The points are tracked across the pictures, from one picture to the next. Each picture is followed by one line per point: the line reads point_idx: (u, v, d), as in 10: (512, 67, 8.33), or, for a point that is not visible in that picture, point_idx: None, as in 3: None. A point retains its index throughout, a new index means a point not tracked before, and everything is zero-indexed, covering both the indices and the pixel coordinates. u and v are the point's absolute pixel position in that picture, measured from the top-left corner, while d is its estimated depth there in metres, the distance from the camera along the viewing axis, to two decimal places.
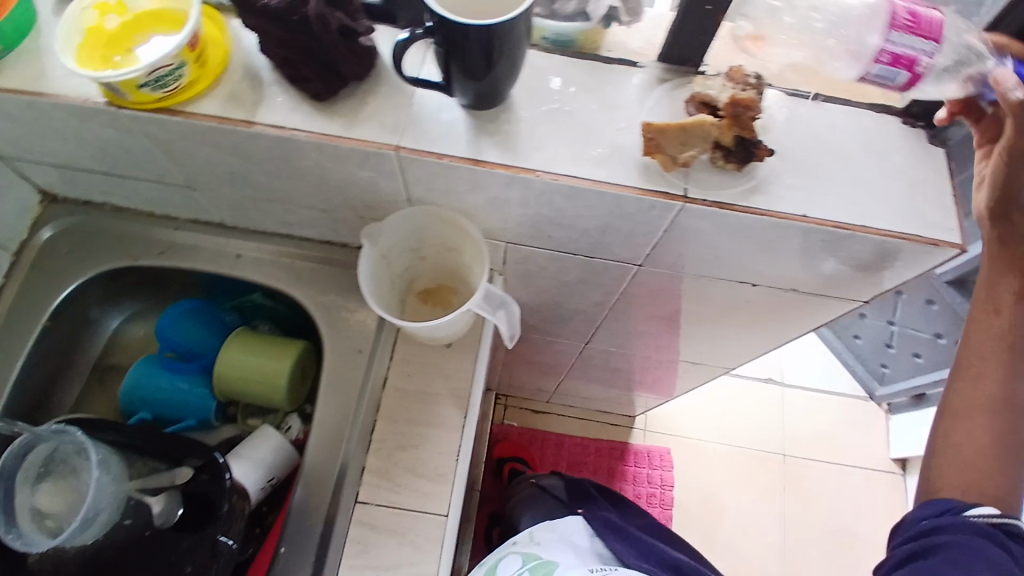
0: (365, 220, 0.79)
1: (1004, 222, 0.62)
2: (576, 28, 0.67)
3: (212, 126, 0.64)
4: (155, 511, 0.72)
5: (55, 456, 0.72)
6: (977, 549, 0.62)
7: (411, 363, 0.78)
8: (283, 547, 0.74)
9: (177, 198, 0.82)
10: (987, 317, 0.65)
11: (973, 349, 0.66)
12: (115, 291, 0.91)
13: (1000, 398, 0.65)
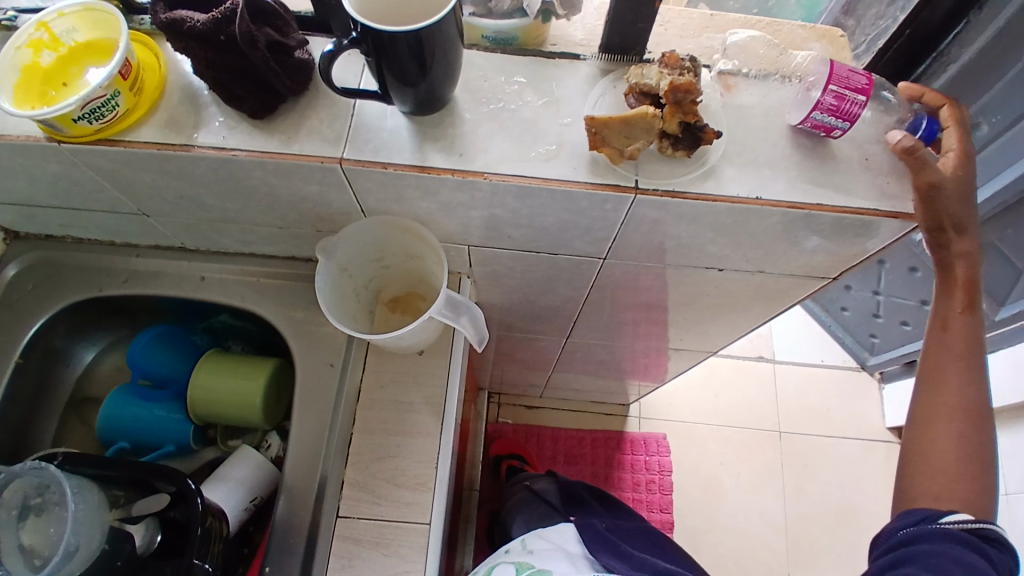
0: (324, 234, 0.78)
1: (942, 251, 0.66)
2: (514, 25, 0.67)
3: (155, 153, 0.64)
4: (136, 540, 0.72)
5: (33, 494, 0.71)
6: (959, 558, 0.61)
7: (385, 373, 0.77)
8: (267, 566, 0.72)
9: (135, 225, 0.82)
10: (939, 333, 0.69)
11: (931, 363, 0.69)
12: (84, 322, 0.91)
13: (962, 404, 0.67)
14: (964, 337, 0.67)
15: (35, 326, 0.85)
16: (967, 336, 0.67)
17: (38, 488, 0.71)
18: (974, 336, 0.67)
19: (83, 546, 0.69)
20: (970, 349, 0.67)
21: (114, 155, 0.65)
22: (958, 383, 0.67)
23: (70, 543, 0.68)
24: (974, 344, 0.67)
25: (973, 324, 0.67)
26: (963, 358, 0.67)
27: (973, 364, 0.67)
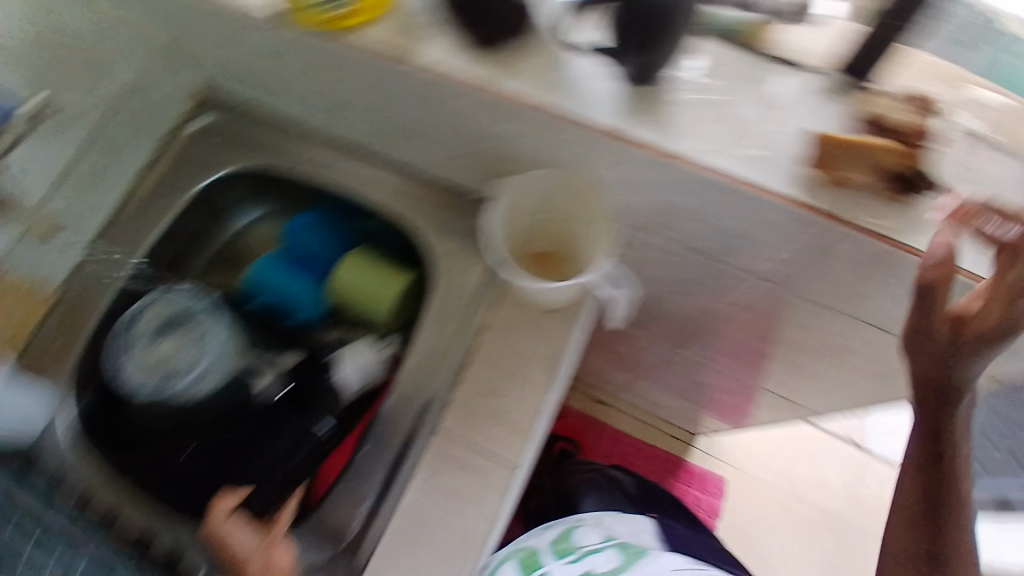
0: (494, 172, 0.80)
1: (933, 408, 0.66)
2: (743, 16, 0.66)
3: (377, 59, 0.67)
4: (257, 389, 0.80)
5: (179, 321, 0.82)
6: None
7: (511, 318, 0.79)
8: (366, 444, 0.76)
9: (320, 116, 0.85)
10: (947, 472, 0.69)
11: (930, 496, 0.70)
12: (258, 186, 0.91)
13: (962, 519, 0.70)
14: (956, 462, 0.69)
15: (210, 176, 0.85)
16: (960, 463, 0.69)
17: (185, 318, 0.83)
18: (961, 455, 0.69)
19: (198, 388, 0.80)
20: (953, 469, 0.69)
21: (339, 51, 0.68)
22: (959, 506, 0.70)
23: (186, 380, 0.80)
24: (963, 464, 0.70)
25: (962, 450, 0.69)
26: (961, 486, 0.69)
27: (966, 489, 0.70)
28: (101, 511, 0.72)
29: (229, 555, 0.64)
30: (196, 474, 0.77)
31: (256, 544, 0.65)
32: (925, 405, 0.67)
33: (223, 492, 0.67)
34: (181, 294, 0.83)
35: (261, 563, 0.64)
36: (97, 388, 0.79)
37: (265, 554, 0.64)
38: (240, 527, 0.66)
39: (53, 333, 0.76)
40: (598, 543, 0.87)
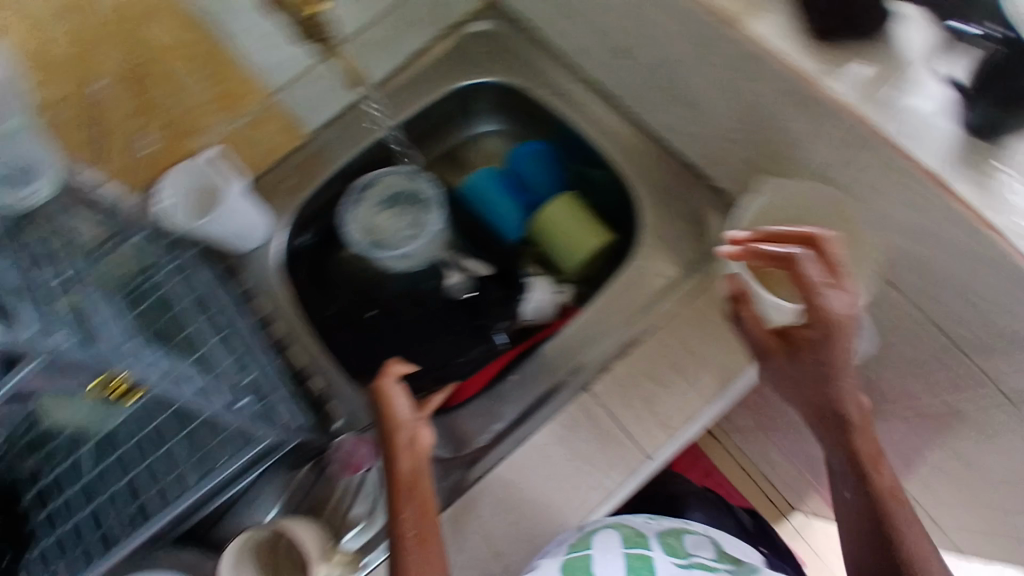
0: (750, 173, 0.73)
1: (836, 432, 0.63)
2: None
3: (705, 19, 0.59)
4: (454, 282, 0.86)
5: (404, 196, 0.86)
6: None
7: (700, 319, 0.76)
8: (512, 374, 0.79)
9: (592, 55, 0.80)
10: (875, 508, 0.63)
11: (862, 541, 0.64)
12: (503, 103, 0.91)
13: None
14: (889, 497, 0.63)
15: (469, 81, 0.87)
16: (894, 487, 0.63)
17: (410, 195, 0.86)
18: (886, 482, 0.63)
19: (398, 254, 0.84)
20: (894, 510, 0.62)
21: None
22: (885, 549, 0.62)
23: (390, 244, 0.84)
24: (908, 515, 0.63)
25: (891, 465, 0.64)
26: (892, 522, 0.62)
27: (899, 514, 0.63)
28: (276, 336, 0.79)
29: (384, 416, 0.65)
30: (372, 334, 0.84)
31: (409, 414, 0.66)
32: (826, 430, 0.64)
33: (392, 360, 0.67)
34: (413, 172, 0.86)
35: (407, 436, 0.65)
36: (316, 231, 0.87)
37: (414, 429, 0.65)
38: (400, 392, 0.66)
39: (292, 167, 0.85)
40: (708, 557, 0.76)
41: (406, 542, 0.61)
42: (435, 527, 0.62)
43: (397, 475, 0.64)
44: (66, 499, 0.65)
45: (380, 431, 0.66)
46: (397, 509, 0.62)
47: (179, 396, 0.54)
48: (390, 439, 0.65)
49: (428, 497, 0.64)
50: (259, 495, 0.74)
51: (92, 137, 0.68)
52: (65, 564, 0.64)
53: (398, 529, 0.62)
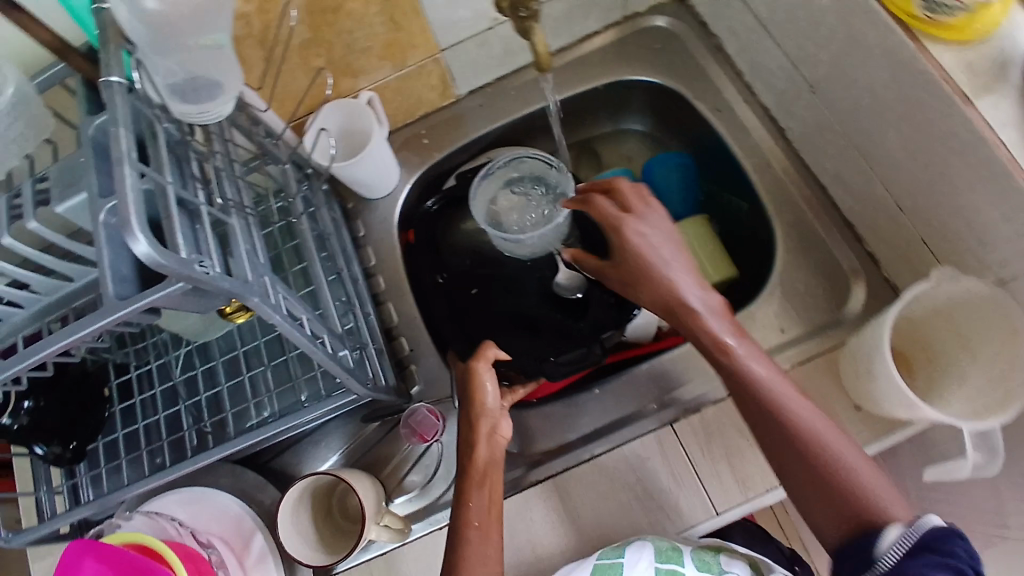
0: (911, 250, 0.68)
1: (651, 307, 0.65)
2: None
3: (933, 78, 0.55)
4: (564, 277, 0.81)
5: (531, 178, 0.82)
6: (937, 559, 0.46)
7: (810, 386, 0.71)
8: (596, 389, 0.79)
9: (773, 82, 0.76)
10: (781, 437, 0.56)
11: (804, 497, 0.55)
12: (658, 107, 0.87)
13: (868, 537, 0.50)
14: (777, 412, 0.56)
15: (631, 77, 0.84)
16: (792, 409, 0.56)
17: (539, 179, 0.82)
18: (800, 414, 0.56)
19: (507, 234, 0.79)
20: (807, 434, 0.55)
21: (892, 39, 0.57)
22: (822, 499, 0.54)
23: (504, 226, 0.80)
24: (816, 433, 0.55)
25: (782, 377, 0.58)
26: (823, 454, 0.54)
27: (824, 442, 0.55)
28: (375, 290, 0.81)
29: (472, 398, 0.66)
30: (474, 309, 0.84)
31: (495, 403, 0.67)
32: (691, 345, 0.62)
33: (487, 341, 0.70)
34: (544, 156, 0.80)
35: (488, 426, 0.65)
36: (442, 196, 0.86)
37: (497, 419, 0.66)
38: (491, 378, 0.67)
39: (431, 127, 0.87)
40: None
41: (467, 527, 0.60)
42: (497, 522, 0.62)
43: (473, 459, 0.64)
44: (149, 398, 0.74)
45: (463, 411, 0.67)
46: (465, 492, 0.62)
47: (295, 341, 0.54)
48: (471, 422, 0.66)
49: (495, 490, 0.64)
50: (327, 436, 0.76)
51: (273, 56, 0.70)
52: (126, 461, 0.72)
53: (460, 512, 0.61)
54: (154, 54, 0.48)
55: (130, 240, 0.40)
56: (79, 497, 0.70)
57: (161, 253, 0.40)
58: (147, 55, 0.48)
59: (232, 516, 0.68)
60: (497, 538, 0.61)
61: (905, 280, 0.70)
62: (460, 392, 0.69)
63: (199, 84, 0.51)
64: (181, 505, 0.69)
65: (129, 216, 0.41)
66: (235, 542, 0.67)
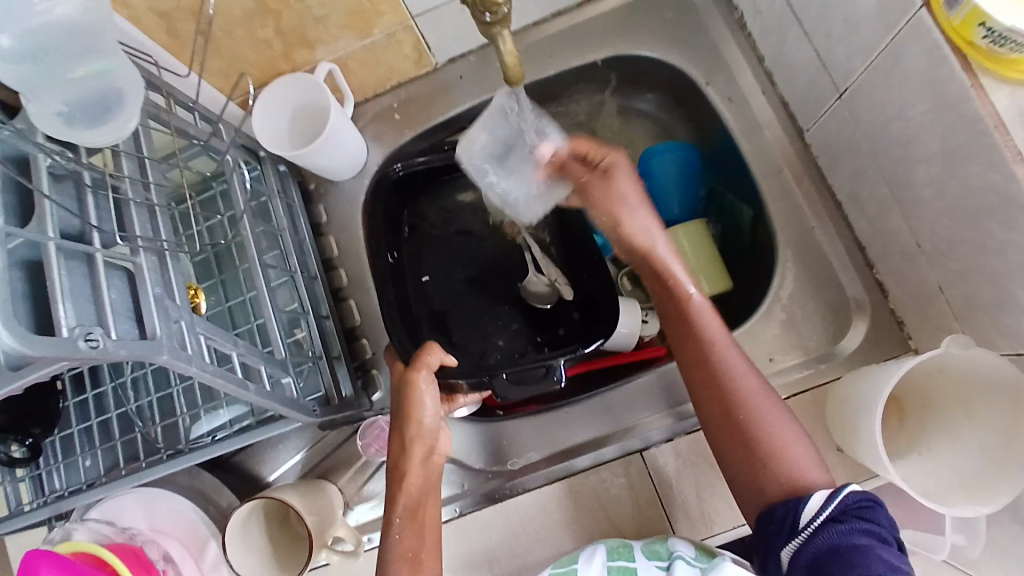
0: (922, 295, 0.60)
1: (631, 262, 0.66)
2: None
3: (984, 125, 0.45)
4: (531, 285, 0.73)
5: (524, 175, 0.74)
6: (867, 526, 0.49)
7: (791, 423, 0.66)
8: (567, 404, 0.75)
9: (796, 75, 0.65)
10: (726, 400, 0.58)
11: (732, 458, 0.58)
12: (665, 86, 0.77)
13: (793, 502, 0.52)
14: (728, 378, 0.59)
15: (633, 54, 0.73)
16: (742, 374, 0.59)
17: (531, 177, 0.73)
18: (748, 384, 0.58)
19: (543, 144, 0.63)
20: (751, 400, 0.58)
21: (941, 69, 0.47)
22: (751, 462, 0.56)
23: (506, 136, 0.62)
24: (760, 402, 0.58)
25: (737, 348, 0.61)
26: (762, 420, 0.57)
27: (765, 412, 0.57)
28: (337, 285, 0.75)
29: (406, 415, 0.60)
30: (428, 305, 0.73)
31: (432, 418, 0.61)
32: (666, 302, 0.64)
33: (432, 344, 0.62)
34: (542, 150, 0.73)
35: (424, 448, 0.61)
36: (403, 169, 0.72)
37: (433, 442, 0.62)
38: (429, 391, 0.61)
39: (403, 100, 0.77)
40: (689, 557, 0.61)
41: (399, 559, 0.58)
42: (433, 553, 0.59)
43: (405, 486, 0.60)
44: (102, 393, 0.71)
45: (395, 428, 0.62)
46: (397, 522, 0.59)
47: (221, 387, 0.51)
48: (405, 442, 0.61)
49: (431, 521, 0.61)
50: (288, 438, 0.75)
51: (221, 29, 0.61)
52: (83, 457, 0.70)
53: (390, 543, 0.59)
54: (28, 86, 0.43)
55: None
56: (42, 493, 0.69)
57: (20, 340, 0.37)
58: (21, 88, 0.42)
59: (190, 522, 0.69)
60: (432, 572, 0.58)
61: (914, 322, 0.63)
62: (396, 401, 0.62)
63: (91, 101, 0.46)
64: (140, 505, 0.69)
65: None
66: (192, 548, 0.68)
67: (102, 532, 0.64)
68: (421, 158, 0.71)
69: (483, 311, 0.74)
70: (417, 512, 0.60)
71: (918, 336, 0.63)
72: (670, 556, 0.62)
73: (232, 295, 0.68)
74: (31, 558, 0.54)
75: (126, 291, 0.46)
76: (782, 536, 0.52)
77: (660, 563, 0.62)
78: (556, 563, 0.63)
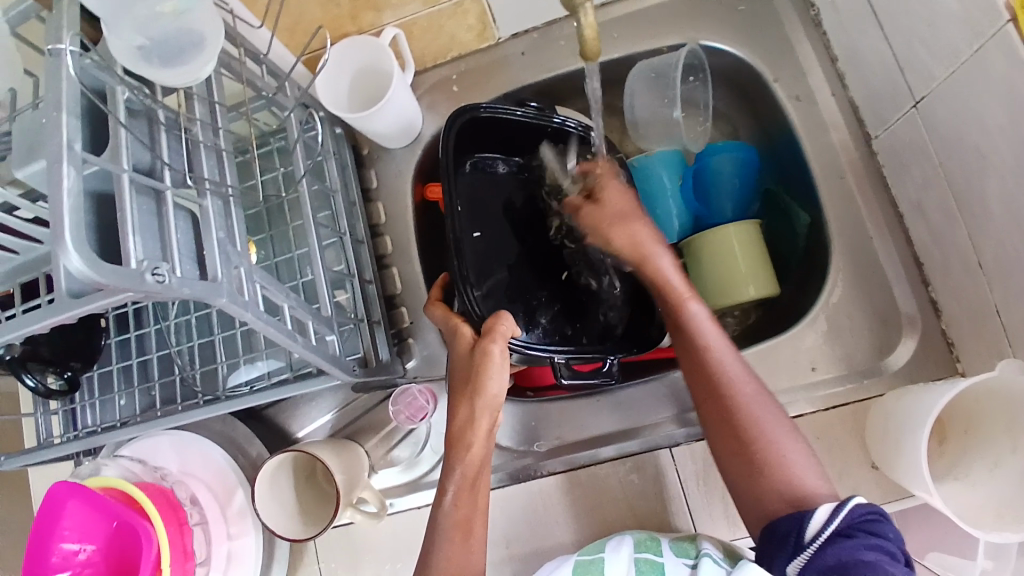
0: (977, 316, 0.59)
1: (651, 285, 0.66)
2: None
3: None
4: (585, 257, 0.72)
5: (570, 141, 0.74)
6: (874, 542, 0.48)
7: (829, 434, 0.64)
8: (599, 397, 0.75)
9: (869, 78, 0.64)
10: (730, 432, 0.58)
11: (740, 486, 0.57)
12: (730, 79, 0.76)
13: (795, 519, 0.52)
14: (742, 420, 0.57)
15: (699, 43, 0.72)
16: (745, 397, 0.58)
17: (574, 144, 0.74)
18: (747, 405, 0.58)
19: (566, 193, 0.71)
20: (761, 440, 0.56)
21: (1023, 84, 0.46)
22: (755, 504, 0.56)
23: (662, 64, 0.72)
24: (771, 437, 0.56)
25: (744, 378, 0.59)
26: (769, 454, 0.56)
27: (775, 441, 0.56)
28: (382, 252, 0.76)
29: (478, 381, 0.59)
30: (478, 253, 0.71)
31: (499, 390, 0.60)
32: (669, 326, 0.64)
33: (503, 313, 0.62)
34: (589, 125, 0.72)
35: (489, 420, 0.59)
36: (469, 118, 0.69)
37: (496, 413, 0.60)
38: (502, 360, 0.60)
39: (462, 72, 0.77)
40: (716, 556, 0.59)
41: (450, 525, 0.57)
42: (483, 521, 0.58)
43: (471, 454, 0.59)
44: (144, 334, 0.72)
45: (462, 391, 0.60)
46: (452, 493, 0.58)
47: (272, 336, 0.51)
48: (472, 410, 0.59)
49: (484, 492, 0.59)
50: (318, 399, 0.75)
51: None
52: (120, 395, 0.71)
53: (444, 511, 0.57)
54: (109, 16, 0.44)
55: (61, 253, 0.37)
56: (75, 427, 0.70)
57: (96, 267, 0.37)
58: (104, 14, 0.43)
59: (218, 468, 0.70)
60: (482, 538, 0.58)
61: (966, 343, 0.61)
62: (465, 367, 0.62)
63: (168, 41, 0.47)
64: (172, 448, 0.71)
65: (57, 222, 0.37)
66: (219, 495, 0.69)
67: (131, 470, 0.66)
68: (520, 111, 0.70)
69: (528, 278, 0.72)
70: (475, 481, 0.59)
71: (967, 358, 0.61)
72: (698, 554, 0.60)
73: (281, 252, 0.68)
74: (60, 492, 0.56)
75: (189, 232, 0.47)
76: (787, 553, 0.51)
77: (688, 560, 0.60)
78: (583, 551, 0.63)
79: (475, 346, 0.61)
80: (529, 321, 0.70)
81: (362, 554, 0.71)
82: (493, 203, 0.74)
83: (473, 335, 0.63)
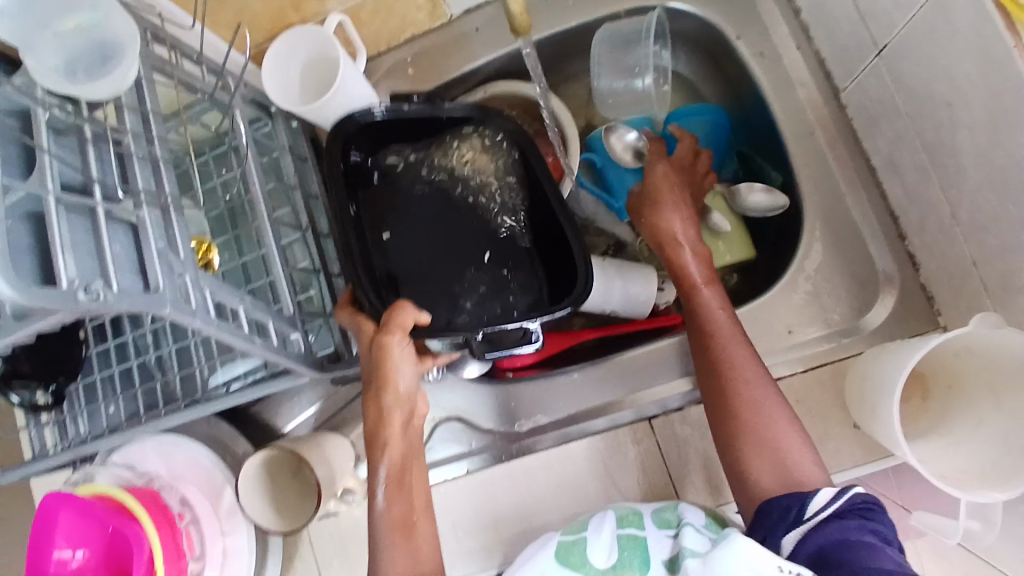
0: (954, 271, 0.57)
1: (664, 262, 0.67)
2: None
3: None
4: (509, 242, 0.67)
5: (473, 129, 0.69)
6: (873, 527, 0.48)
7: (809, 398, 0.62)
8: (577, 372, 0.73)
9: (833, 28, 0.61)
10: (721, 412, 0.57)
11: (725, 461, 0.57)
12: (694, 39, 0.73)
13: (796, 496, 0.51)
14: (742, 405, 0.56)
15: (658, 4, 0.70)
16: (742, 372, 0.57)
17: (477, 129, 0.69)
18: (748, 381, 0.57)
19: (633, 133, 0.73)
20: (750, 420, 0.55)
21: (985, 27, 0.44)
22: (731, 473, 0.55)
23: (624, 31, 0.69)
24: (759, 415, 0.55)
25: (753, 362, 0.58)
26: (755, 428, 0.55)
27: (767, 416, 0.55)
28: None
29: (383, 381, 0.57)
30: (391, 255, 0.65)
31: (408, 384, 0.58)
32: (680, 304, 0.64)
33: (404, 302, 0.57)
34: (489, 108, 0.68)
35: (403, 415, 0.58)
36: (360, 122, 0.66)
37: (410, 407, 0.59)
38: (402, 351, 0.57)
39: (417, 54, 0.75)
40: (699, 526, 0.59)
41: (390, 526, 0.57)
42: (425, 515, 0.60)
43: (389, 451, 0.58)
44: (123, 343, 0.72)
45: (372, 392, 0.58)
46: (382, 491, 0.58)
47: (226, 341, 0.51)
48: (382, 409, 0.58)
49: (415, 483, 0.60)
50: (300, 394, 0.76)
51: None
52: (104, 405, 0.72)
53: (379, 515, 0.58)
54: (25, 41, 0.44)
55: None
56: (64, 438, 0.71)
57: (27, 291, 0.37)
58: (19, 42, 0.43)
59: (206, 469, 0.71)
60: (427, 532, 0.59)
61: (945, 297, 0.59)
62: (369, 365, 0.58)
63: (90, 55, 0.46)
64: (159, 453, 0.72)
65: None
66: (209, 495, 0.70)
67: (123, 477, 0.69)
68: (407, 106, 0.67)
69: (445, 269, 0.65)
70: (404, 479, 0.59)
71: (948, 312, 0.60)
72: (679, 524, 0.60)
73: (246, 252, 0.68)
74: (50, 504, 0.56)
75: (129, 246, 0.46)
76: (785, 524, 0.50)
77: (670, 531, 0.60)
78: (567, 530, 0.62)
79: (374, 340, 0.58)
80: (452, 310, 0.63)
81: (352, 543, 0.72)
82: (406, 208, 0.68)
83: (376, 326, 0.59)
